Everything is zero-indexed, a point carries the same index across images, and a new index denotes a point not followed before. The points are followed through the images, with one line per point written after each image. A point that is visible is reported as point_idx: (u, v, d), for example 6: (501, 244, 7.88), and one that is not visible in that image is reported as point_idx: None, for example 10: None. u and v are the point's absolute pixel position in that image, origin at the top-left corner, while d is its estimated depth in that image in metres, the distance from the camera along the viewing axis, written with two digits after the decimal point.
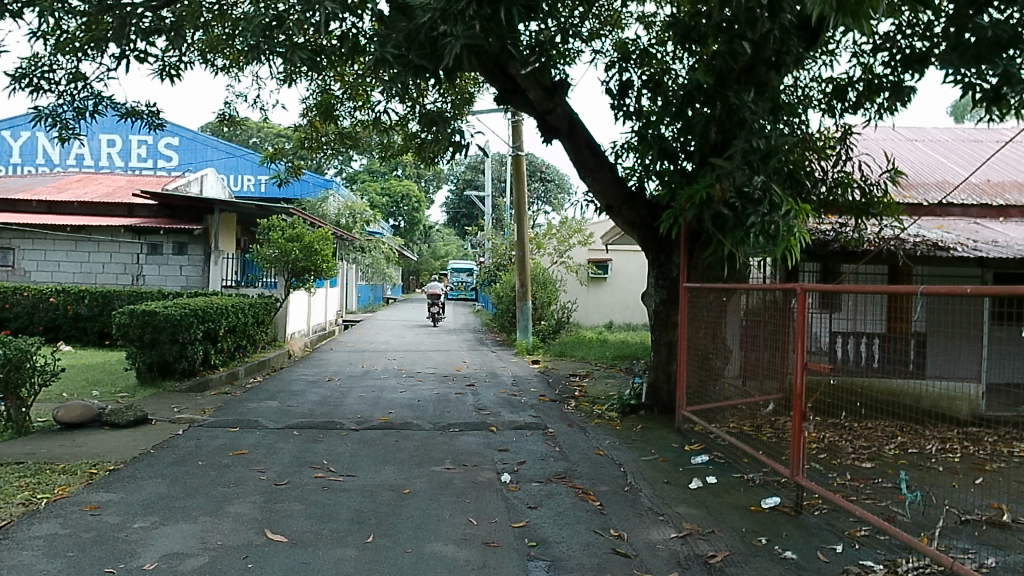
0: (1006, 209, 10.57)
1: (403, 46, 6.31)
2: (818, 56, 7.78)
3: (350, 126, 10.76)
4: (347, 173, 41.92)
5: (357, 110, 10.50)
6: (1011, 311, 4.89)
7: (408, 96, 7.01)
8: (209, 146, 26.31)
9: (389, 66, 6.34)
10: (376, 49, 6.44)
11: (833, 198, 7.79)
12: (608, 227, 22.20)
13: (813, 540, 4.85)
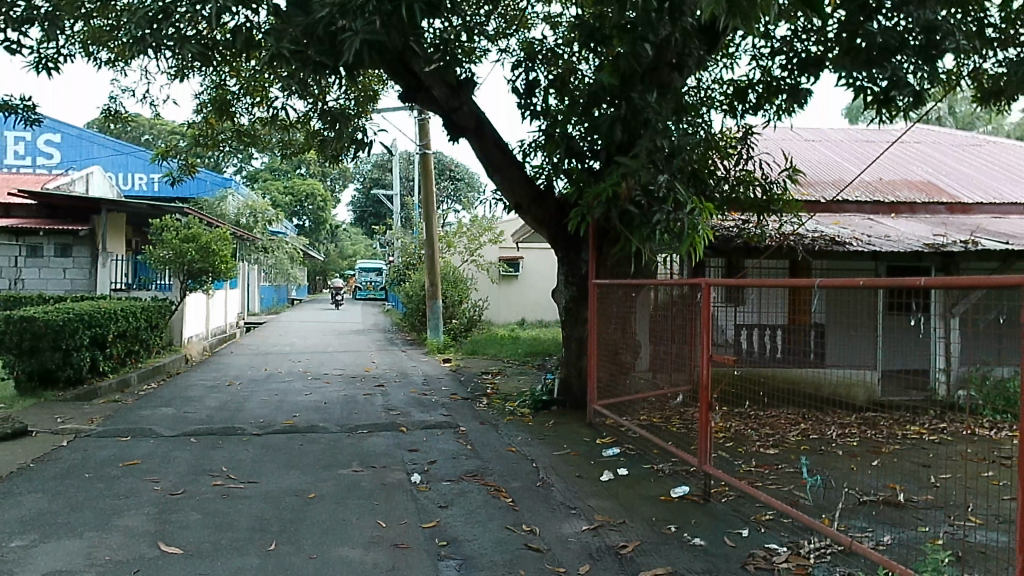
0: (897, 205, 11.19)
1: (300, 42, 6.19)
2: (718, 60, 8.02)
3: (248, 123, 10.49)
4: (246, 171, 40.73)
5: (254, 107, 10.22)
6: (903, 302, 5.17)
7: (306, 93, 6.84)
8: (94, 142, 24.97)
9: (286, 62, 6.20)
10: (270, 43, 6.28)
11: (736, 195, 8.03)
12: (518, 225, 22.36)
13: (720, 527, 5.00)
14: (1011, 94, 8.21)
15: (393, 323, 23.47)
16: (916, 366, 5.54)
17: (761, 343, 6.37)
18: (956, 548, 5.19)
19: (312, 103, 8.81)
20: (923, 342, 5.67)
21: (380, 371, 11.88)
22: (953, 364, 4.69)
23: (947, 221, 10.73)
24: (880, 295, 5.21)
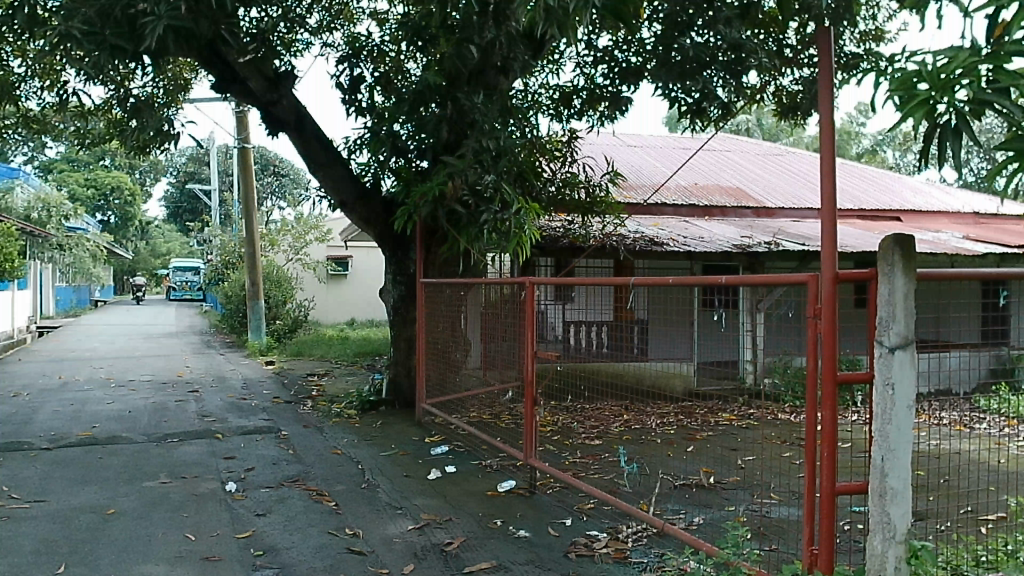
0: (709, 209, 12.03)
1: (95, 23, 5.74)
2: (544, 64, 8.27)
3: (37, 108, 9.59)
4: (39, 162, 37.13)
5: (44, 91, 9.36)
6: (715, 299, 5.57)
7: (102, 78, 6.39)
8: None
9: (77, 44, 5.71)
10: (58, 22, 5.74)
11: (562, 197, 8.35)
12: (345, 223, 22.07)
13: (545, 518, 5.16)
14: (805, 109, 9.04)
15: (212, 324, 22.29)
16: (726, 357, 6.01)
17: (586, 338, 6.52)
18: (756, 524, 5.66)
19: (112, 87, 8.20)
20: (731, 337, 6.12)
21: (195, 376, 11.24)
22: (758, 356, 5.10)
23: (751, 224, 11.67)
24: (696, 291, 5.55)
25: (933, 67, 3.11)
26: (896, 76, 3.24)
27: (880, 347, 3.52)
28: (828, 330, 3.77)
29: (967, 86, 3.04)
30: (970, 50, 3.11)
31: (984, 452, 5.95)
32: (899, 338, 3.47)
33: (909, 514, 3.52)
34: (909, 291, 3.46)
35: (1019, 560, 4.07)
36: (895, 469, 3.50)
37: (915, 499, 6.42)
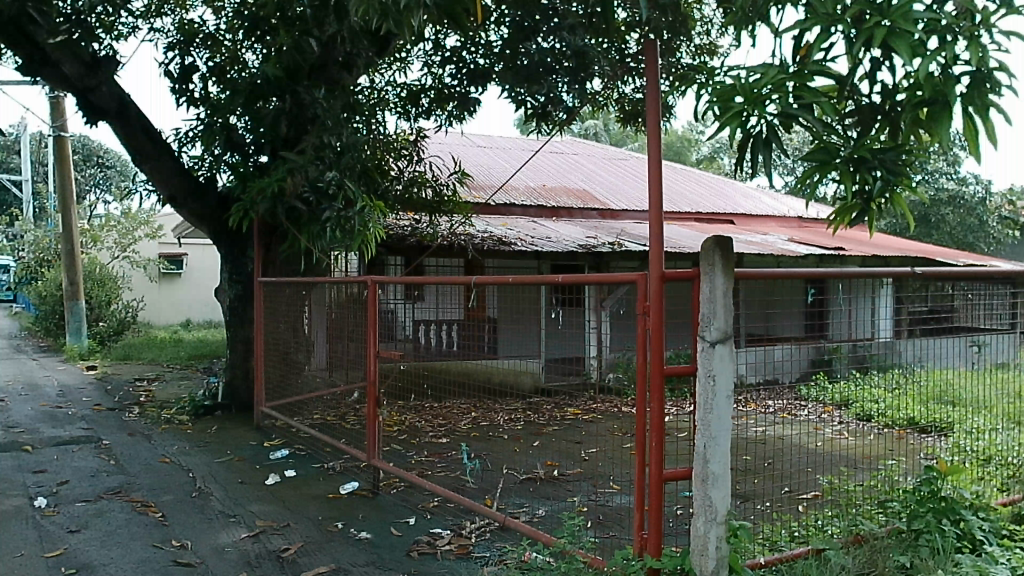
0: (555, 210, 12.38)
1: None
2: (390, 62, 8.21)
3: None
4: None
5: None
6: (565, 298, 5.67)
7: None
8: None
9: None
10: None
11: (410, 196, 8.40)
12: (177, 219, 20.93)
13: (387, 517, 5.15)
14: None
15: (23, 327, 20.46)
16: (574, 353, 6.17)
17: (438, 339, 6.35)
18: (592, 514, 5.91)
19: None
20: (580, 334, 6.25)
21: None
22: (603, 352, 5.33)
23: (595, 225, 12.13)
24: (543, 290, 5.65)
25: (745, 84, 3.39)
26: (716, 90, 3.51)
27: (702, 342, 3.78)
28: (655, 327, 3.98)
29: (776, 103, 3.33)
30: (778, 68, 3.44)
31: (796, 437, 6.50)
32: (719, 333, 3.74)
33: (728, 497, 3.79)
34: (728, 289, 3.73)
35: (827, 533, 4.44)
36: (716, 455, 3.77)
37: (738, 481, 6.92)
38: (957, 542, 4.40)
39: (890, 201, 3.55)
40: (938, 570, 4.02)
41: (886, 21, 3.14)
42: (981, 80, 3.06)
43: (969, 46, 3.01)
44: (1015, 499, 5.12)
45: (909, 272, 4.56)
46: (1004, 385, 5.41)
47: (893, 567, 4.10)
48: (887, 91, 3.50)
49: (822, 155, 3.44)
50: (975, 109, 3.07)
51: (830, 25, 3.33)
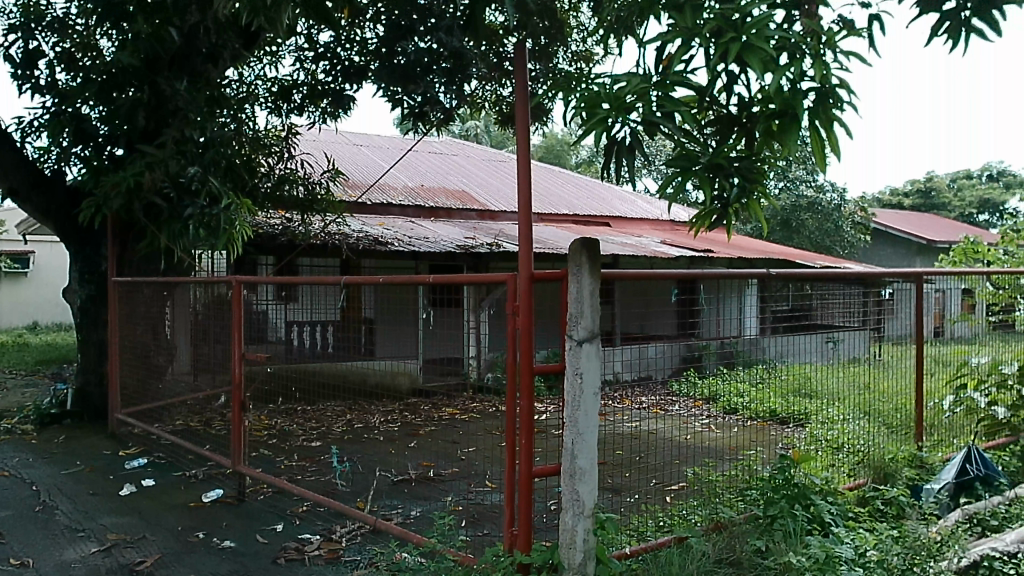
0: (433, 210, 12.38)
1: None
2: (260, 56, 7.99)
3: None
4: None
5: None
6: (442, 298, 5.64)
7: None
8: None
9: None
10: None
11: (279, 194, 8.16)
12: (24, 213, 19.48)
13: (253, 525, 5.00)
14: None
15: None
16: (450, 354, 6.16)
17: (311, 340, 6.09)
18: (465, 512, 5.96)
19: None
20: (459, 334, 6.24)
21: None
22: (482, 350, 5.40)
23: (474, 225, 12.21)
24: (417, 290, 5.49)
25: (611, 92, 3.51)
26: (584, 95, 3.62)
27: (570, 340, 3.89)
28: (524, 326, 4.05)
29: (640, 110, 3.47)
30: (642, 76, 3.58)
31: (664, 431, 6.80)
32: (586, 332, 3.86)
33: (595, 490, 3.91)
34: (594, 289, 3.85)
35: (689, 522, 4.69)
36: (583, 451, 3.89)
37: (609, 476, 7.15)
38: (808, 525, 4.72)
39: (745, 205, 3.81)
40: (788, 551, 4.28)
41: (742, 37, 3.34)
42: (825, 96, 3.31)
43: (815, 64, 3.26)
44: (859, 484, 5.74)
45: (768, 273, 4.88)
46: (856, 377, 5.87)
47: (749, 551, 4.34)
48: (743, 102, 3.74)
49: (683, 161, 3.63)
50: (820, 122, 3.33)
51: (690, 38, 3.51)
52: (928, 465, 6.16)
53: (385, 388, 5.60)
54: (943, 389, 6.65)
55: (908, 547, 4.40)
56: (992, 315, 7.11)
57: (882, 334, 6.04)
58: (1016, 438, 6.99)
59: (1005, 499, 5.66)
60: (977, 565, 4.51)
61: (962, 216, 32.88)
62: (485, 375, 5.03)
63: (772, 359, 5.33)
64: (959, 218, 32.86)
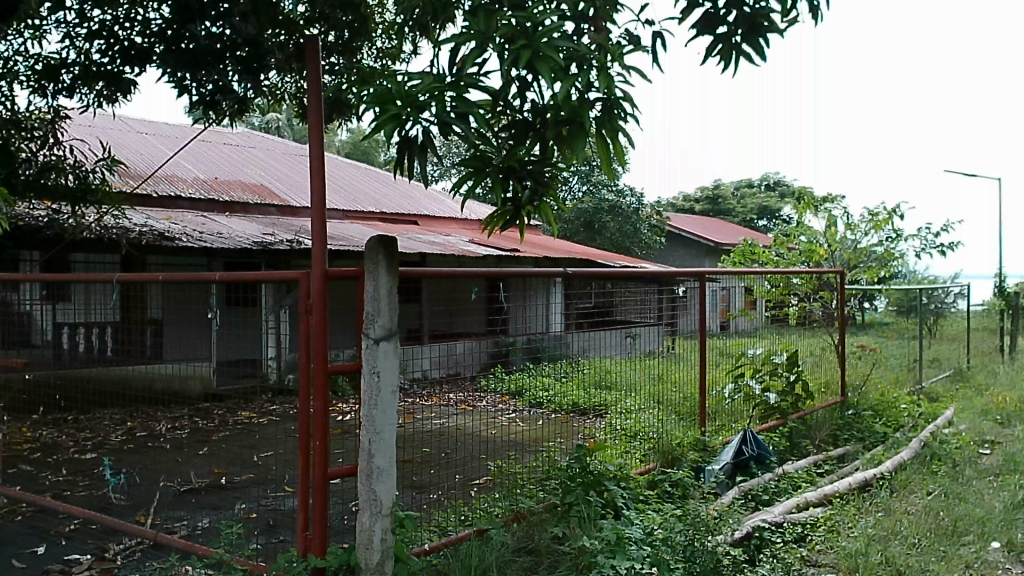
0: (228, 205, 11.83)
1: None
2: (20, 30, 7.20)
3: None
4: None
5: None
6: (234, 297, 5.33)
7: None
8: None
9: None
10: None
11: (43, 183, 7.42)
12: None
13: (10, 549, 4.51)
14: None
15: None
16: (244, 356, 5.84)
17: (85, 343, 5.54)
18: (259, 519, 5.72)
19: None
20: (256, 334, 5.92)
21: None
22: (280, 350, 5.19)
23: (274, 222, 11.73)
24: (211, 290, 5.29)
25: (403, 91, 3.50)
26: (377, 91, 3.56)
27: (367, 339, 3.84)
28: (318, 325, 3.94)
29: (433, 111, 3.48)
30: (436, 77, 3.59)
31: (468, 426, 6.91)
32: (383, 330, 3.83)
33: (393, 489, 3.90)
34: (391, 288, 3.82)
35: (491, 514, 4.78)
36: (381, 450, 3.86)
37: (414, 474, 7.15)
38: (601, 509, 4.96)
39: (537, 207, 4.09)
40: (582, 535, 4.46)
41: (533, 45, 3.46)
42: (611, 107, 3.54)
43: (601, 76, 3.46)
44: (649, 468, 6.06)
45: (568, 273, 5.13)
46: (651, 369, 6.30)
47: (547, 538, 4.53)
48: (535, 109, 3.88)
49: (476, 162, 3.73)
50: (606, 132, 3.55)
51: (483, 42, 3.57)
52: (710, 447, 6.70)
53: (175, 393, 5.30)
54: (723, 378, 7.26)
55: (688, 523, 4.65)
56: (765, 310, 8.04)
57: (675, 329, 6.55)
58: (784, 420, 7.74)
59: (774, 475, 6.32)
60: (749, 536, 4.83)
61: (744, 221, 35.73)
62: (286, 376, 4.84)
63: (579, 355, 5.81)
64: (742, 223, 35.71)
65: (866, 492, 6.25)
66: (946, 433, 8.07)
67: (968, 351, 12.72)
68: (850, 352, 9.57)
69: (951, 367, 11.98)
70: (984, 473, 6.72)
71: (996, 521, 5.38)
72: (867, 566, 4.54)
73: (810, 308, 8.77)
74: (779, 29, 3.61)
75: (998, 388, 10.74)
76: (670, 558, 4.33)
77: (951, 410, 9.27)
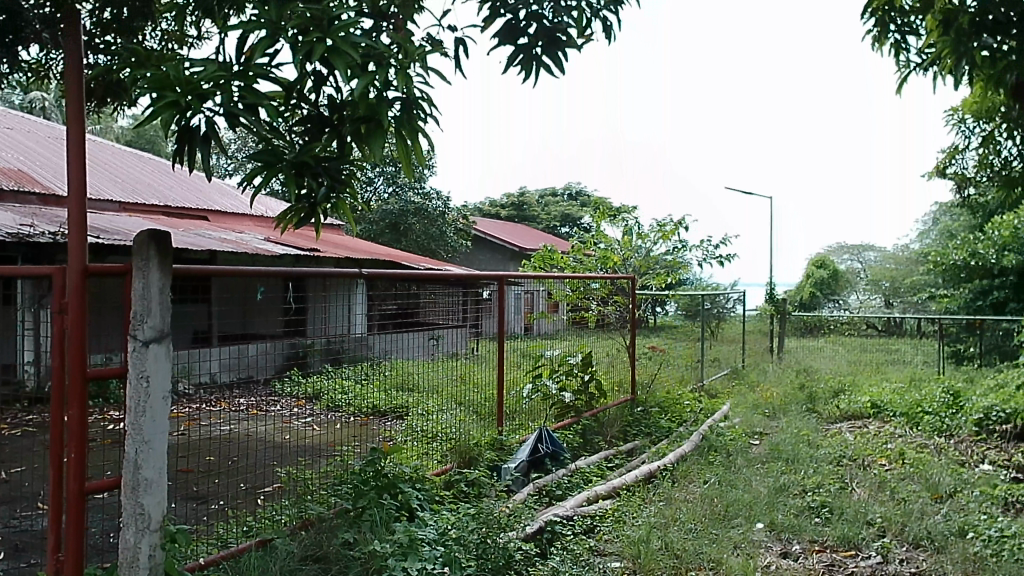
0: None
1: None
2: None
3: None
4: None
5: None
6: None
7: None
8: None
9: None
10: None
11: None
12: None
13: None
14: None
15: None
16: None
17: None
18: (8, 542, 5.10)
19: None
20: None
21: None
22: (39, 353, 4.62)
23: (34, 211, 10.53)
24: None
25: (183, 77, 3.08)
26: (152, 76, 3.08)
27: (134, 341, 3.51)
28: (75, 325, 3.54)
29: (220, 100, 3.07)
30: (222, 64, 3.19)
31: (263, 432, 6.60)
32: (153, 332, 3.52)
33: (163, 502, 3.61)
34: (164, 286, 3.53)
35: (278, 523, 4.57)
36: (149, 461, 3.54)
37: (199, 485, 6.72)
38: (396, 512, 4.94)
39: (332, 204, 3.94)
40: (373, 539, 4.38)
41: (327, 40, 3.21)
42: (410, 107, 3.39)
43: (401, 75, 3.33)
44: (446, 469, 6.07)
45: (368, 273, 5.01)
46: (450, 370, 6.43)
47: (336, 544, 4.36)
48: (333, 104, 3.66)
49: (267, 158, 3.47)
50: (406, 133, 3.42)
51: (274, 30, 3.30)
52: (507, 446, 6.76)
53: None
54: (523, 378, 7.45)
55: (481, 522, 4.73)
56: (566, 313, 8.29)
57: (479, 331, 6.56)
58: (578, 418, 8.11)
59: (567, 470, 6.59)
60: (541, 530, 5.14)
61: (548, 228, 37.16)
62: (43, 382, 4.33)
63: (379, 356, 5.65)
64: (545, 229, 37.10)
65: (650, 483, 6.74)
66: (722, 427, 8.86)
67: (743, 352, 14.03)
68: (640, 353, 10.22)
69: (727, 366, 13.15)
70: (752, 461, 7.40)
71: (760, 505, 5.92)
72: (647, 553, 4.85)
73: (606, 312, 9.31)
74: (578, 44, 3.71)
75: (766, 385, 11.94)
76: (462, 556, 4.44)
77: (727, 406, 10.21)
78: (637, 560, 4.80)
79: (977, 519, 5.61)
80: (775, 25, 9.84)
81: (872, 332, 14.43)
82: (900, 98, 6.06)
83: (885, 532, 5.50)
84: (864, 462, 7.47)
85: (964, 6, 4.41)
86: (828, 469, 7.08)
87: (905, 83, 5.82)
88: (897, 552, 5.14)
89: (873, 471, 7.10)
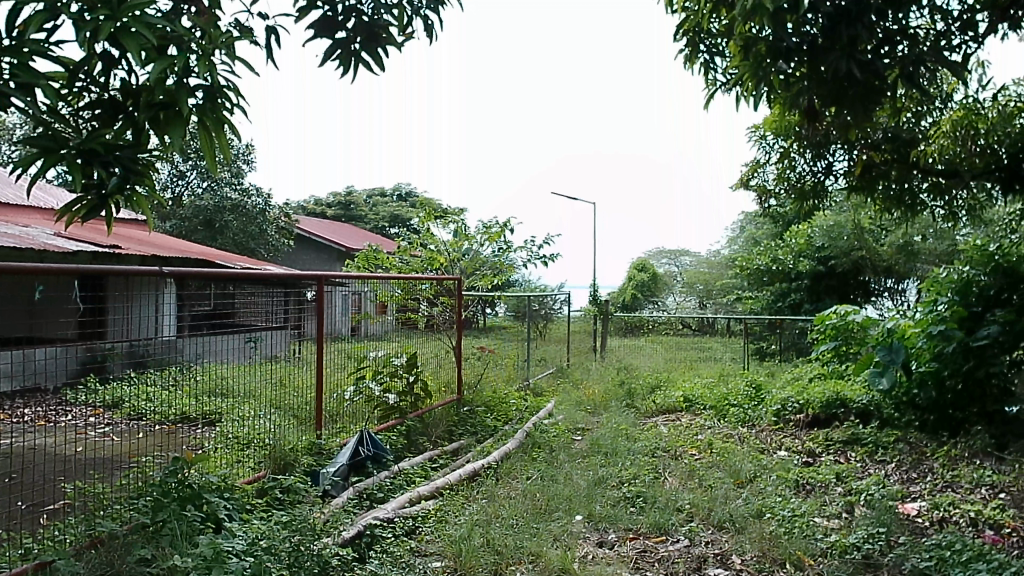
0: None
1: None
2: None
3: None
4: None
5: None
6: None
7: None
8: None
9: None
10: None
11: None
12: None
13: None
14: None
15: None
16: None
17: None
18: None
19: None
20: None
21: None
22: None
23: None
24: None
25: None
26: None
27: None
28: None
29: None
30: None
31: (53, 446, 5.98)
32: None
33: None
34: None
35: (62, 543, 4.17)
36: None
37: None
38: (201, 524, 4.62)
39: (129, 197, 3.45)
40: (174, 554, 4.06)
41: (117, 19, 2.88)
42: (214, 95, 3.20)
43: (202, 60, 3.11)
44: (259, 476, 5.74)
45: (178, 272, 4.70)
46: (271, 373, 6.06)
47: (131, 562, 4.04)
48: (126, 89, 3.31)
49: (46, 142, 3.02)
50: (210, 122, 3.21)
51: (54, 5, 2.86)
52: (326, 450, 6.58)
53: None
54: (346, 381, 7.26)
55: (295, 530, 4.55)
56: (394, 314, 8.39)
57: (302, 333, 6.48)
58: (402, 419, 8.04)
59: (389, 472, 6.60)
60: (360, 534, 5.08)
61: (377, 228, 36.69)
62: None
63: (189, 361, 5.28)
64: (374, 229, 36.58)
65: (474, 482, 6.83)
66: (546, 424, 9.14)
67: (566, 351, 14.56)
68: (468, 353, 10.33)
69: (552, 364, 13.60)
70: (573, 456, 7.71)
71: (579, 497, 6.20)
72: (469, 550, 4.93)
73: (433, 312, 9.32)
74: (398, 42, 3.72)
75: (587, 383, 12.45)
76: (274, 567, 4.22)
77: (550, 404, 10.54)
78: (458, 558, 4.85)
79: (772, 502, 6.16)
80: (598, 37, 10.28)
81: (684, 331, 15.49)
82: (707, 113, 6.54)
83: (692, 516, 5.92)
84: (676, 453, 7.99)
85: (761, 34, 4.84)
86: (643, 461, 7.52)
87: (712, 100, 6.30)
88: (703, 535, 5.55)
89: (682, 461, 7.61)
